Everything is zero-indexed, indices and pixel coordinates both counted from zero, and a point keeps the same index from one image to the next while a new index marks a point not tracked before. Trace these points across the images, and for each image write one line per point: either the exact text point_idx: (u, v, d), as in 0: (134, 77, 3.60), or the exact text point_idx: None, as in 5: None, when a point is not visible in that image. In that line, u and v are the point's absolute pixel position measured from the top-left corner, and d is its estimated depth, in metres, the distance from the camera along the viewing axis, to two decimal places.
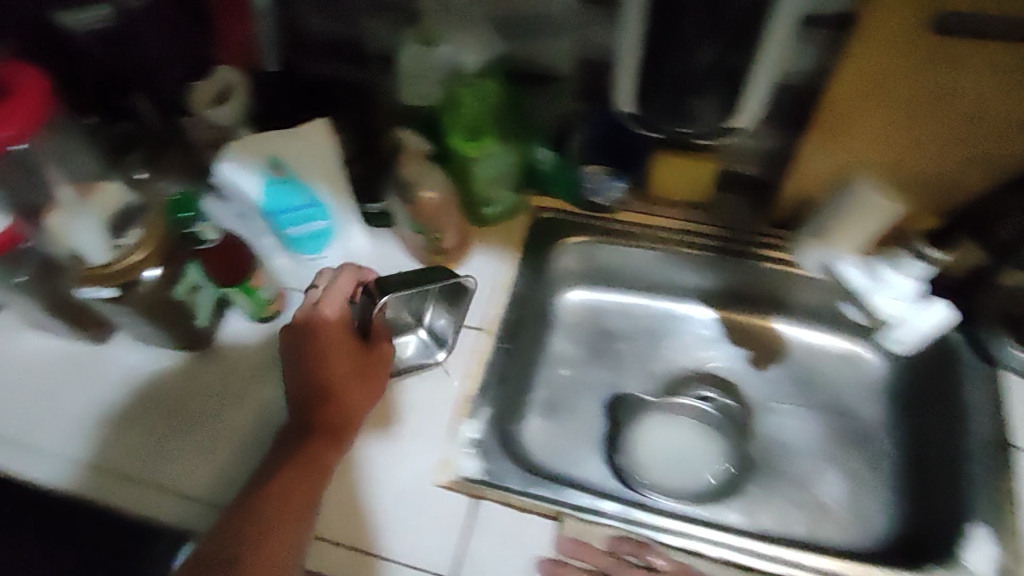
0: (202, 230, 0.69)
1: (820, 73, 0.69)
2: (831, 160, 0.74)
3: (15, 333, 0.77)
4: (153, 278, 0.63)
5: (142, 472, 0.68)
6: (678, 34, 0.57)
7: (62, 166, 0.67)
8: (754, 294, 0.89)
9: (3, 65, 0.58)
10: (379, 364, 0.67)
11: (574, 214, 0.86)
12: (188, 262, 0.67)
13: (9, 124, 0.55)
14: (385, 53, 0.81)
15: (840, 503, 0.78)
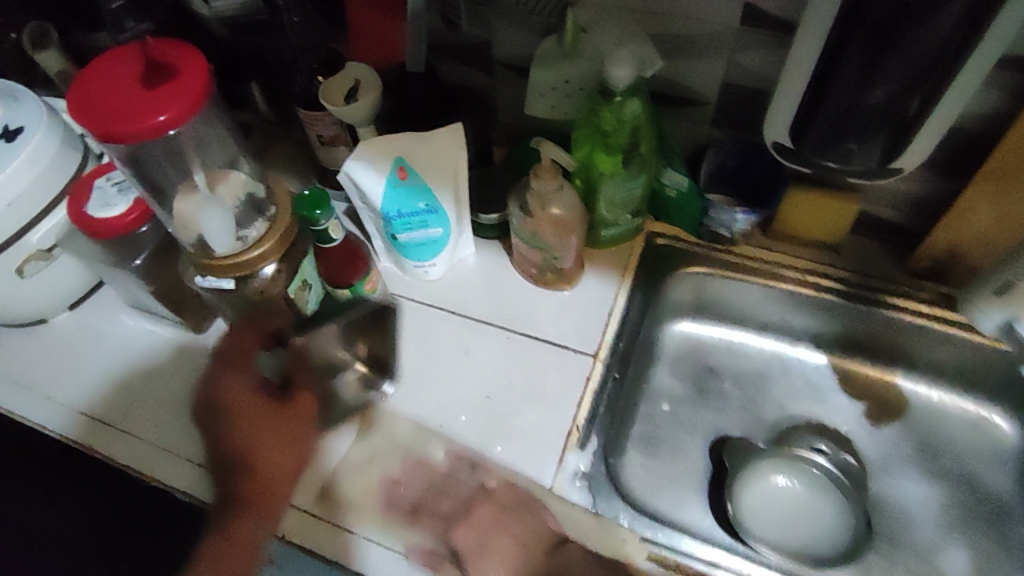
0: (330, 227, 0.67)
1: (1002, 117, 0.62)
2: (995, 214, 0.66)
3: (115, 312, 0.82)
4: (269, 275, 0.66)
5: (148, 433, 0.73)
6: (860, 61, 0.52)
7: (201, 153, 0.68)
8: (881, 347, 0.82)
9: (169, 50, 0.59)
10: (299, 414, 0.68)
11: (692, 243, 0.82)
12: (303, 256, 0.69)
13: (161, 108, 0.56)
14: (517, 62, 0.79)
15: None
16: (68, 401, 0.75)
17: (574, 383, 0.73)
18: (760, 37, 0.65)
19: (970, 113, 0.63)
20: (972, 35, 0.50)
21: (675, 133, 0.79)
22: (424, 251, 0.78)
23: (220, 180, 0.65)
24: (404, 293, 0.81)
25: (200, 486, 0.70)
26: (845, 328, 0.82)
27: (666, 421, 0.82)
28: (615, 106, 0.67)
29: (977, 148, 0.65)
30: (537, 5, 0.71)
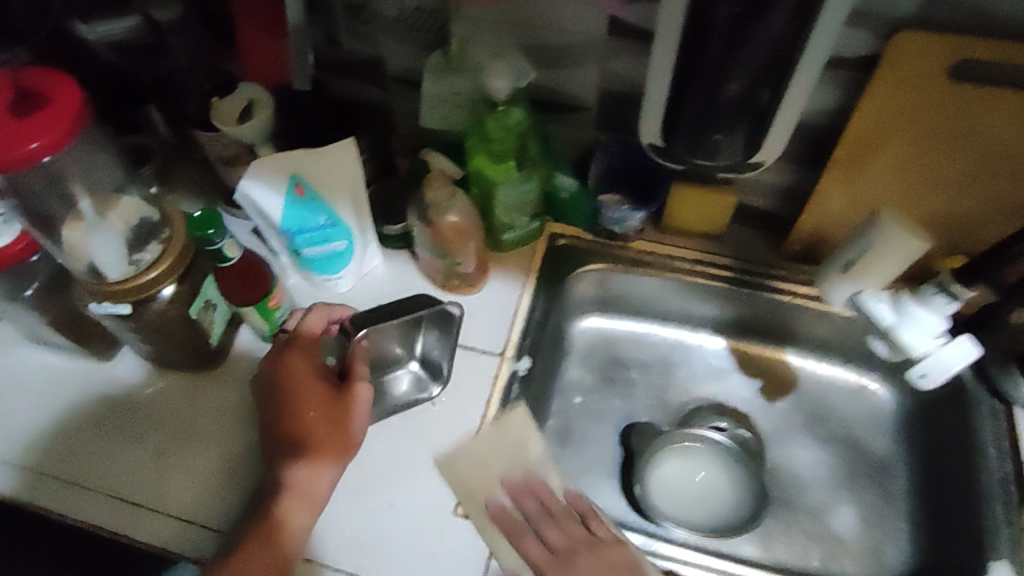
0: (227, 247, 0.66)
1: (842, 111, 0.69)
2: (847, 199, 0.72)
3: (14, 347, 0.80)
4: (168, 296, 0.66)
5: (128, 490, 0.71)
6: (706, 64, 0.57)
7: (87, 180, 0.68)
8: (772, 327, 0.88)
9: (42, 77, 0.59)
10: (354, 413, 0.68)
11: (590, 241, 0.86)
12: (204, 277, 0.69)
13: (36, 134, 0.56)
14: (408, 76, 0.81)
15: (855, 539, 0.77)
16: (9, 458, 0.73)
17: (483, 383, 0.76)
18: (627, 45, 0.70)
19: (817, 107, 0.69)
20: (798, 37, 0.56)
21: (563, 139, 0.83)
22: (328, 265, 0.79)
23: (111, 208, 0.67)
24: (312, 308, 0.82)
25: (191, 542, 0.68)
26: (736, 312, 0.88)
27: (579, 413, 0.86)
28: (500, 116, 0.72)
29: (827, 139, 0.72)
30: (419, 21, 0.74)
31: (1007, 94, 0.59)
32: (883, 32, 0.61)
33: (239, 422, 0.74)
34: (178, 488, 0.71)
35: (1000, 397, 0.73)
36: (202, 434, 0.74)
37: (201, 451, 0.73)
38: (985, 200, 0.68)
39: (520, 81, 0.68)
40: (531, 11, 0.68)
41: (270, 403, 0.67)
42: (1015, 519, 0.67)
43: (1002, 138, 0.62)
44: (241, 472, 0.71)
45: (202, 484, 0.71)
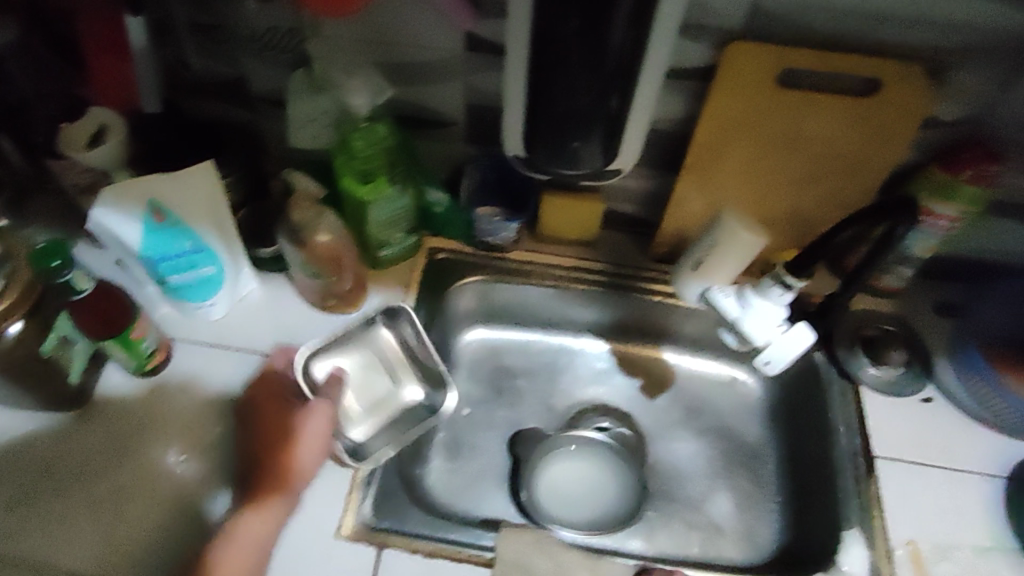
0: (78, 280, 0.64)
1: (689, 119, 0.73)
2: (704, 202, 0.76)
3: None
4: (18, 332, 0.62)
5: (14, 545, 0.66)
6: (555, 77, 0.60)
7: None
8: (649, 328, 0.92)
9: None
10: (314, 425, 0.70)
11: (470, 254, 0.87)
12: (57, 313, 0.65)
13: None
14: (272, 96, 0.79)
15: (732, 523, 0.82)
16: None
17: None
18: (487, 60, 0.72)
19: (666, 116, 0.73)
20: (634, 50, 0.59)
21: (435, 155, 0.84)
22: (198, 291, 0.76)
23: None
24: (185, 338, 0.78)
25: None
26: (614, 314, 0.91)
27: (468, 426, 0.86)
28: (364, 132, 0.73)
29: (679, 145, 0.76)
30: (276, 40, 0.72)
31: (830, 99, 0.64)
32: (715, 45, 0.65)
33: (150, 466, 0.70)
34: (73, 541, 0.66)
35: (847, 377, 0.80)
36: (97, 479, 0.70)
37: (104, 499, 0.69)
38: (823, 198, 0.73)
39: (379, 99, 0.71)
40: (389, 30, 0.69)
41: (252, 425, 0.72)
42: (865, 489, 0.73)
43: (830, 140, 0.67)
44: (146, 523, 0.68)
45: (104, 531, 0.67)
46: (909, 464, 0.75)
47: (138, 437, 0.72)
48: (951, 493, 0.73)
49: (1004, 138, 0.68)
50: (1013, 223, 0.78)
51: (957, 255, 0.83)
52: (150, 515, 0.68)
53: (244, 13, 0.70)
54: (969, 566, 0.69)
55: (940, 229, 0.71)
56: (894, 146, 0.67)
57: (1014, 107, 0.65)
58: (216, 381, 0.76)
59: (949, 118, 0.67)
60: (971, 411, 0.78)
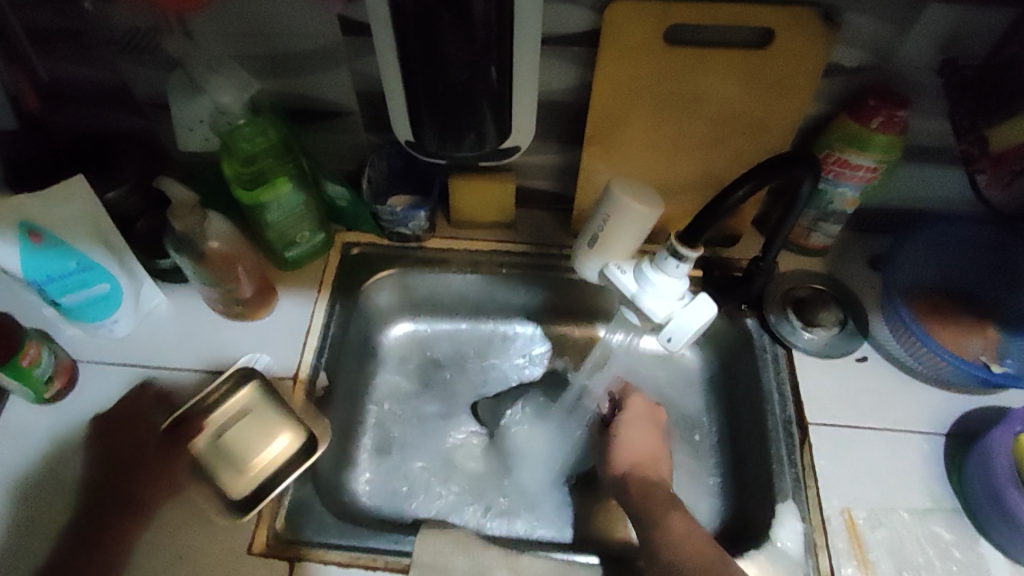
0: (40, 365, 0.68)
1: (585, 88, 0.70)
2: (614, 173, 0.73)
3: None
4: None
5: None
6: (433, 52, 0.56)
7: None
8: (584, 304, 0.85)
9: None
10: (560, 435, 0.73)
11: (384, 246, 0.83)
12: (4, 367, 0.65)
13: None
14: (161, 99, 0.75)
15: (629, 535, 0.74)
16: None
17: (276, 412, 0.72)
18: (367, 44, 0.68)
19: (563, 85, 0.70)
20: (504, 16, 0.55)
21: (342, 150, 0.81)
22: (100, 310, 0.72)
23: None
24: (87, 357, 0.75)
25: None
26: (545, 295, 0.85)
27: (397, 422, 0.82)
28: (243, 129, 0.68)
29: (580, 115, 0.73)
30: (138, 39, 0.68)
31: (721, 55, 0.61)
32: (594, 7, 0.61)
33: (54, 489, 0.67)
34: None
35: (780, 342, 0.77)
36: (32, 495, 0.67)
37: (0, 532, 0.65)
38: (730, 157, 0.70)
39: (249, 94, 0.67)
40: (261, 20, 0.65)
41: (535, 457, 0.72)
42: (797, 456, 0.70)
43: (726, 99, 0.65)
44: (45, 550, 0.64)
45: (40, 551, 0.64)
46: (842, 427, 0.73)
47: (66, 455, 0.69)
48: (883, 454, 0.71)
49: (911, 83, 0.65)
50: (931, 168, 0.74)
51: (881, 206, 0.80)
52: (48, 541, 0.65)
53: (106, 14, 0.65)
54: (904, 529, 0.67)
55: (862, 180, 0.68)
56: (797, 98, 0.64)
57: (912, 49, 0.61)
58: (125, 392, 0.73)
59: (850, 64, 0.64)
60: (907, 369, 0.76)
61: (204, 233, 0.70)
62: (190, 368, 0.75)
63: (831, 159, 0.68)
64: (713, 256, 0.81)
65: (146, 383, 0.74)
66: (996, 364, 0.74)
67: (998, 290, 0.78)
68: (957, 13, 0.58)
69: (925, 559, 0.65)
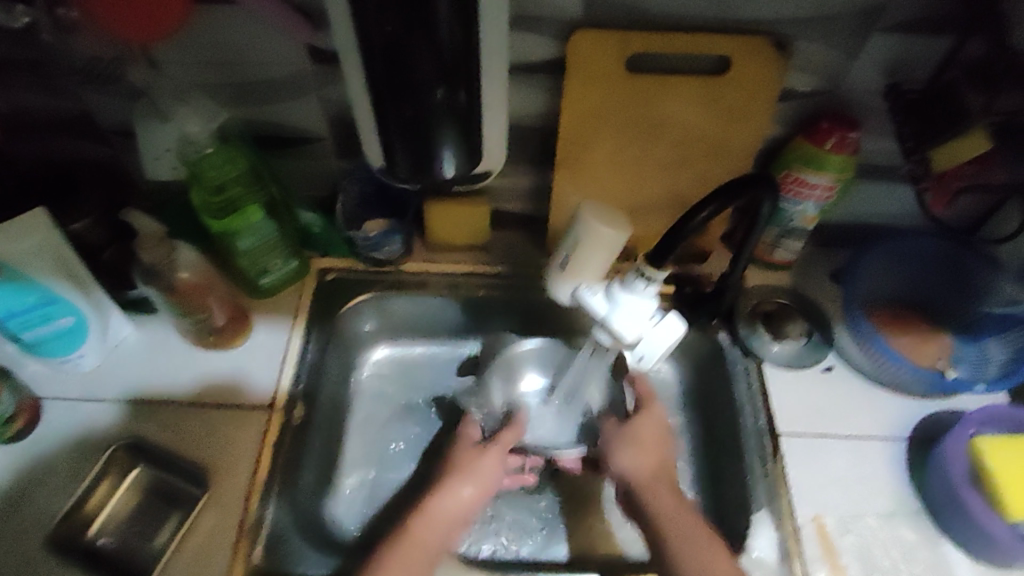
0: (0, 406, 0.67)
1: (552, 113, 0.72)
2: (584, 195, 0.75)
3: None
4: None
5: None
6: (402, 84, 0.57)
7: None
8: (559, 323, 0.86)
9: None
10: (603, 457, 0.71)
11: (359, 271, 0.83)
12: None
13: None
14: (127, 130, 0.74)
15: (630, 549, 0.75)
16: None
17: (252, 442, 0.72)
18: (335, 72, 0.69)
19: (530, 111, 0.71)
20: (470, 48, 0.57)
21: (313, 176, 0.82)
22: (64, 345, 0.71)
23: None
24: (55, 393, 0.74)
25: None
26: (521, 315, 0.86)
27: (378, 445, 0.81)
28: (212, 159, 0.68)
29: (549, 139, 0.75)
30: (103, 71, 0.68)
31: (681, 81, 0.63)
32: (558, 36, 0.63)
33: (23, 532, 0.66)
34: None
35: (749, 355, 0.79)
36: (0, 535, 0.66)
37: None
38: (694, 178, 0.72)
39: (216, 122, 0.69)
40: (228, 50, 0.66)
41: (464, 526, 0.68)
42: (768, 467, 0.72)
43: (688, 123, 0.67)
44: None
45: None
46: (811, 437, 0.75)
47: (34, 493, 0.68)
48: (850, 462, 0.74)
49: (862, 104, 0.68)
50: (885, 185, 0.77)
51: (841, 221, 0.84)
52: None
53: (68, 46, 0.65)
54: (874, 534, 0.70)
55: (820, 199, 0.71)
56: (755, 121, 0.66)
57: (862, 73, 0.65)
58: (93, 428, 0.72)
59: (804, 89, 0.67)
60: (869, 378, 0.79)
61: (175, 265, 0.70)
62: (162, 400, 0.74)
63: (789, 179, 0.71)
64: (683, 274, 0.84)
65: (116, 418, 0.73)
66: (951, 368, 0.77)
67: (952, 298, 0.81)
68: (900, 40, 0.61)
69: (892, 562, 0.68)
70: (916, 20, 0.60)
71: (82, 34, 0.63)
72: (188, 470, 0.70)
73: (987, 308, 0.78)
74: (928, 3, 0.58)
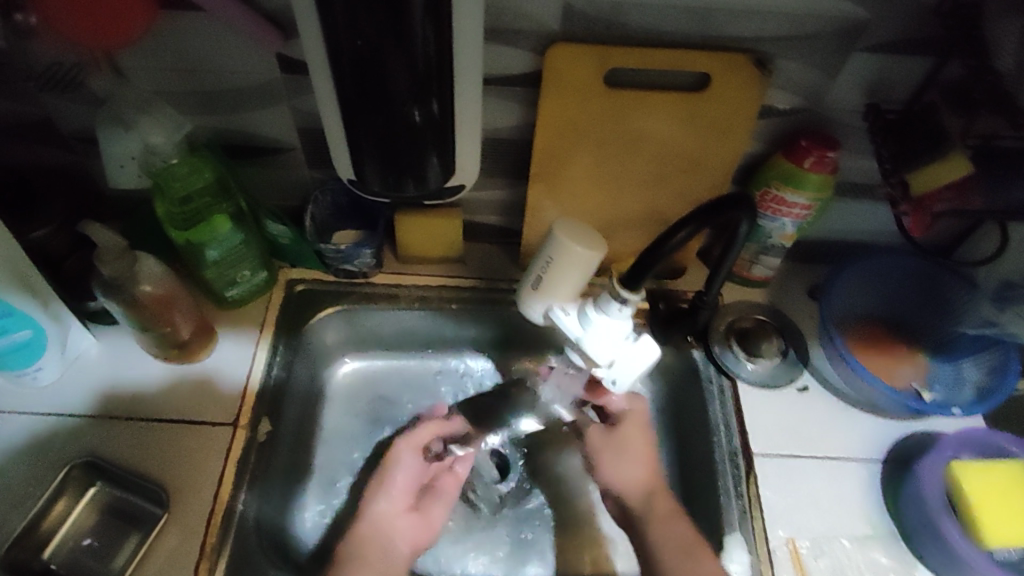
0: None
1: (528, 126, 0.70)
2: (559, 210, 0.73)
3: None
4: None
5: None
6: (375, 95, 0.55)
7: None
8: (534, 338, 0.85)
9: None
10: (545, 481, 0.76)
11: (330, 283, 0.81)
12: None
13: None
14: (89, 135, 0.72)
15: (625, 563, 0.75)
16: None
17: (216, 459, 0.69)
18: (305, 81, 0.67)
19: (506, 124, 0.70)
20: (443, 62, 0.55)
21: (284, 186, 0.80)
22: (23, 359, 0.68)
23: None
24: (12, 408, 0.71)
25: None
26: (495, 329, 0.84)
27: (345, 464, 0.80)
28: (177, 169, 0.66)
29: (525, 152, 0.73)
30: (63, 75, 0.65)
31: (659, 97, 0.62)
32: (535, 49, 0.62)
33: None
34: None
35: (725, 373, 0.78)
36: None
37: None
38: (671, 194, 0.71)
39: (181, 135, 0.65)
40: (193, 56, 0.63)
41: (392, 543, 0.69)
42: (743, 487, 0.71)
43: (666, 139, 0.66)
44: None
45: None
46: (787, 457, 0.74)
47: None
48: (825, 482, 0.73)
49: (841, 123, 0.67)
50: (864, 204, 0.77)
51: (819, 239, 0.83)
52: None
53: (24, 49, 0.62)
54: (847, 556, 0.69)
55: (798, 217, 0.71)
56: (734, 138, 0.65)
57: (841, 92, 0.64)
58: (49, 446, 0.69)
59: (784, 107, 0.66)
60: (844, 397, 0.78)
61: (137, 276, 0.67)
62: (122, 415, 0.72)
63: (768, 196, 0.70)
64: (659, 289, 0.83)
65: (73, 434, 0.70)
66: (927, 390, 0.77)
67: (929, 318, 0.81)
68: (880, 60, 0.61)
69: None
70: (897, 41, 0.59)
71: (40, 37, 0.61)
72: (149, 488, 0.67)
73: (962, 328, 0.77)
74: (908, 24, 0.57)
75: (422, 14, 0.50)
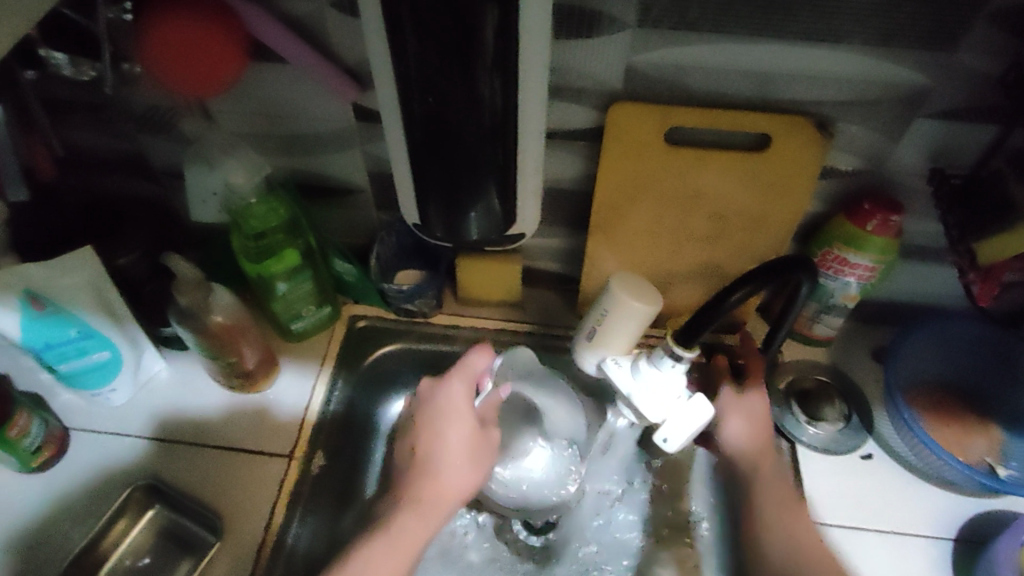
0: (28, 435, 0.68)
1: (588, 178, 0.72)
2: (617, 260, 0.74)
3: None
4: None
5: None
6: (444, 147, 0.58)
7: None
8: (585, 386, 0.84)
9: None
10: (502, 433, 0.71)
11: (390, 320, 0.84)
12: None
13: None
14: (176, 171, 0.77)
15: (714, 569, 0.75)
16: None
17: (270, 487, 0.72)
18: (378, 130, 0.70)
19: (566, 176, 0.72)
20: (509, 118, 0.57)
21: (351, 225, 0.83)
22: (97, 379, 0.73)
23: None
24: (85, 425, 0.75)
25: None
26: None
27: None
28: (257, 209, 0.70)
29: (584, 203, 0.75)
30: (159, 119, 0.71)
31: (721, 155, 0.63)
32: (598, 106, 0.64)
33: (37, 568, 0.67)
34: None
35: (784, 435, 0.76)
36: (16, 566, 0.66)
37: None
38: (730, 249, 0.71)
39: (261, 176, 0.69)
40: (276, 104, 0.68)
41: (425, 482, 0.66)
42: None
43: (729, 196, 0.66)
44: None
45: None
46: (842, 527, 0.72)
47: (54, 526, 0.69)
48: (883, 555, 0.70)
49: (905, 187, 0.66)
50: (928, 267, 0.75)
51: (881, 300, 0.81)
52: None
53: (127, 94, 0.68)
54: None
55: (863, 277, 0.69)
56: (795, 198, 0.65)
57: (905, 156, 0.63)
58: (116, 465, 0.73)
59: (846, 168, 0.66)
60: (911, 467, 0.75)
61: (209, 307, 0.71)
62: (186, 439, 0.75)
63: (829, 256, 0.69)
64: (716, 344, 0.82)
65: (139, 455, 0.74)
66: (1001, 466, 0.74)
67: (1000, 386, 0.77)
68: (945, 127, 0.60)
69: None
70: (963, 109, 0.58)
71: (143, 86, 0.67)
72: (207, 515, 0.70)
73: None
74: (974, 92, 0.57)
75: (488, 75, 0.52)
